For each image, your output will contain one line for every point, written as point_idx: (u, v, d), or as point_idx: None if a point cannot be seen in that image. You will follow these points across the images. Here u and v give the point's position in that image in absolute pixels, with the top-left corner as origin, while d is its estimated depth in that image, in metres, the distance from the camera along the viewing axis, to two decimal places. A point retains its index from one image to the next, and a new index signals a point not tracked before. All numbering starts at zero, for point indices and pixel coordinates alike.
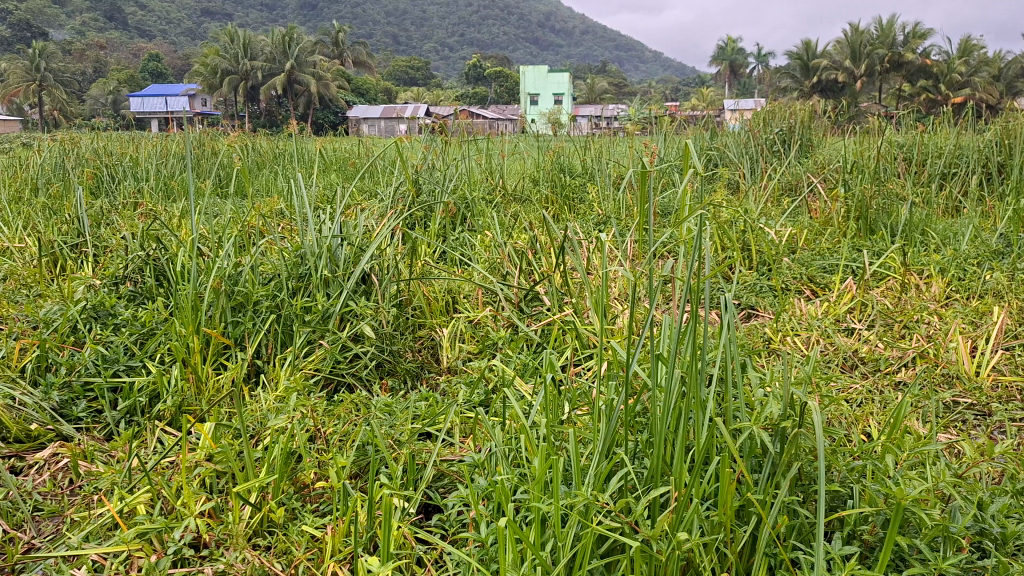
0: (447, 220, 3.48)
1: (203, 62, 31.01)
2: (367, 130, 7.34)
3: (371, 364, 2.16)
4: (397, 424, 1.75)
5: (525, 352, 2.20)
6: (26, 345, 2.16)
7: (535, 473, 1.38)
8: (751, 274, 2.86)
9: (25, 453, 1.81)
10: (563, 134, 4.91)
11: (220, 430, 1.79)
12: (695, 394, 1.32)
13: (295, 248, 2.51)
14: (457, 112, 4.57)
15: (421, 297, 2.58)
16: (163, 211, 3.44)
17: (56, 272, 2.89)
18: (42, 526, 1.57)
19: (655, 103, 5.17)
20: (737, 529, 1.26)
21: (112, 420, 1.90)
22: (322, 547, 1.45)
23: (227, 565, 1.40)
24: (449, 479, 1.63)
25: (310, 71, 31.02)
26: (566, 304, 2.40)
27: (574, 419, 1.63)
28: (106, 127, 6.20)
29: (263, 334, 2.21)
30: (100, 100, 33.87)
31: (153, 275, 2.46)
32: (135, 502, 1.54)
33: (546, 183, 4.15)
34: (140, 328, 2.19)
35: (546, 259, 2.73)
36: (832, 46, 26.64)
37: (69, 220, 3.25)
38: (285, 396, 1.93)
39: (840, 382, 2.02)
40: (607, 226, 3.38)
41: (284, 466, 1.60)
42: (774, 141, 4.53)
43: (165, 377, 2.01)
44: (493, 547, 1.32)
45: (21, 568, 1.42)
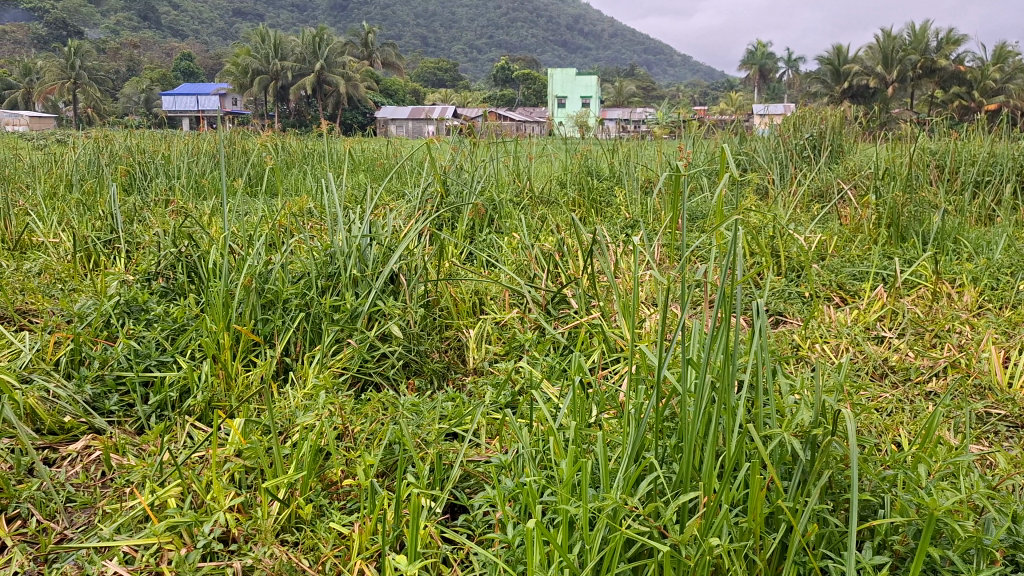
0: (475, 221, 3.50)
1: (234, 62, 31.34)
2: (395, 130, 7.39)
3: (397, 363, 2.17)
4: (424, 424, 1.76)
5: (551, 354, 2.21)
6: (60, 338, 2.19)
7: (563, 475, 1.38)
8: (780, 280, 2.84)
9: (59, 444, 1.84)
10: (591, 137, 4.91)
11: (249, 426, 1.81)
12: (725, 399, 1.31)
13: (325, 248, 2.53)
14: (486, 113, 4.58)
15: (448, 298, 2.59)
16: (195, 208, 3.48)
17: (90, 267, 2.94)
18: (75, 517, 1.60)
19: (683, 107, 5.15)
20: (766, 536, 1.26)
21: (144, 414, 1.93)
22: (349, 545, 1.46)
23: (255, 560, 1.41)
24: (476, 479, 1.63)
25: (339, 72, 31.21)
26: (593, 307, 2.40)
27: (601, 423, 1.63)
28: (139, 125, 6.30)
29: (292, 332, 2.23)
30: (132, 99, 34.25)
31: (185, 271, 2.49)
32: (166, 496, 1.56)
33: (573, 185, 4.15)
34: (172, 324, 2.22)
35: (574, 262, 2.73)
36: (864, 53, 26.37)
37: (103, 216, 3.30)
38: (314, 393, 1.94)
39: (870, 391, 2.00)
40: (635, 230, 3.38)
41: (312, 462, 1.62)
42: (804, 146, 4.49)
43: (196, 373, 2.03)
44: (519, 549, 1.33)
45: (54, 558, 1.45)
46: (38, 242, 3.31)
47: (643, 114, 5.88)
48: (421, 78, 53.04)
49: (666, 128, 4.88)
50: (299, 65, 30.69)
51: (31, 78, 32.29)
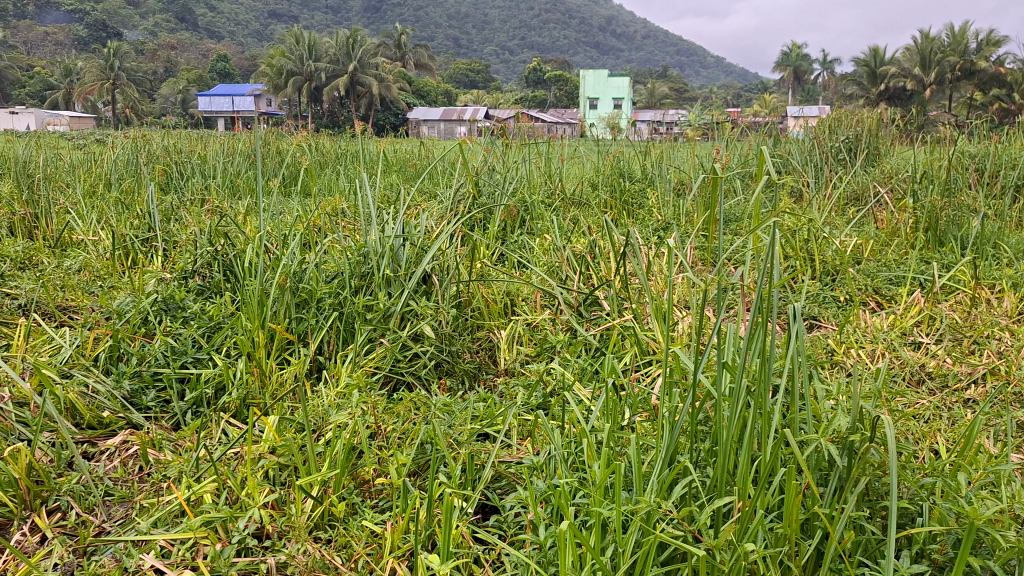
0: (507, 223, 3.50)
1: (269, 64, 31.69)
2: (426, 130, 7.41)
3: (429, 363, 2.18)
4: (455, 424, 1.76)
5: (583, 356, 2.20)
6: (99, 335, 2.23)
7: (596, 477, 1.38)
8: (814, 284, 2.82)
9: (98, 439, 1.87)
10: (623, 139, 4.90)
11: (283, 423, 1.83)
12: (761, 404, 1.30)
13: (359, 248, 2.55)
14: (518, 115, 4.59)
15: (480, 298, 2.59)
16: (230, 208, 3.52)
17: (127, 265, 2.98)
18: (113, 510, 1.62)
19: (716, 109, 5.12)
20: (801, 543, 1.24)
21: (180, 410, 1.96)
22: (381, 543, 1.47)
23: (289, 556, 1.43)
24: (507, 480, 1.63)
25: (372, 73, 31.41)
26: (626, 309, 2.40)
27: (633, 426, 1.63)
28: (177, 125, 6.40)
29: (325, 331, 2.25)
30: (169, 100, 34.76)
31: (221, 270, 2.53)
32: (202, 491, 1.58)
33: (605, 187, 4.14)
34: (208, 322, 2.25)
35: (606, 264, 2.73)
36: (901, 54, 26.00)
37: (142, 216, 3.36)
38: (347, 392, 1.96)
39: (906, 397, 1.97)
40: (667, 232, 3.36)
41: (345, 460, 1.63)
42: (840, 149, 4.44)
43: (231, 370, 2.06)
44: (551, 551, 1.33)
45: (93, 551, 1.47)
46: (78, 240, 3.37)
47: (675, 115, 5.85)
48: (452, 80, 53.23)
49: (699, 130, 4.86)
50: (333, 66, 30.94)
51: (71, 78, 32.88)
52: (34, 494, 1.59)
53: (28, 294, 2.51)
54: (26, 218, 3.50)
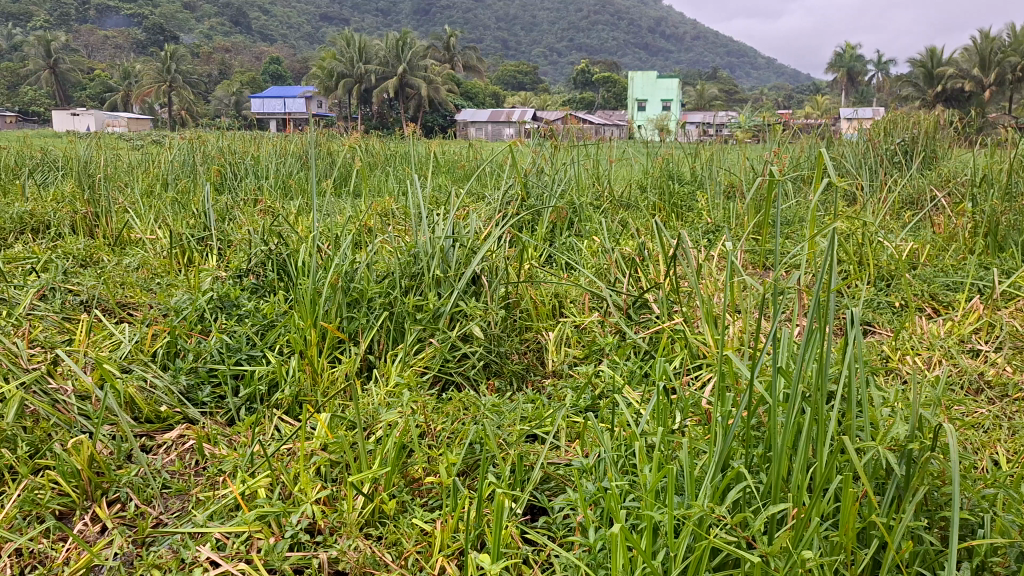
0: (556, 224, 3.50)
1: (320, 67, 32.14)
2: (475, 131, 7.45)
3: (478, 364, 2.19)
4: (504, 425, 1.77)
5: (632, 359, 2.19)
6: (157, 331, 2.29)
7: (647, 481, 1.38)
8: (868, 290, 2.76)
9: (155, 432, 1.91)
10: (672, 141, 4.87)
11: (335, 421, 1.85)
12: (818, 410, 1.28)
13: (409, 248, 2.57)
14: (567, 116, 4.59)
15: (529, 300, 2.60)
16: (283, 208, 3.58)
17: (183, 264, 3.04)
18: (170, 502, 1.66)
19: (768, 110, 5.05)
20: (857, 551, 1.22)
21: (234, 406, 2.00)
22: (431, 541, 1.48)
23: (340, 552, 1.44)
24: (556, 482, 1.63)
25: (421, 75, 31.63)
26: (675, 312, 2.38)
27: (684, 430, 1.62)
28: (232, 126, 6.53)
29: (376, 330, 2.27)
30: (223, 102, 35.45)
31: (275, 269, 2.58)
32: (256, 486, 1.61)
33: (654, 189, 4.11)
34: (262, 320, 2.29)
35: (655, 267, 2.71)
36: (959, 55, 25.36)
37: (197, 215, 3.44)
38: (397, 391, 1.97)
39: (965, 406, 1.92)
40: (717, 235, 3.33)
41: (396, 459, 1.65)
42: (895, 151, 4.36)
43: (284, 367, 2.09)
44: (601, 553, 1.32)
45: (151, 541, 1.51)
46: (136, 238, 3.45)
47: (725, 117, 5.79)
48: (500, 82, 53.38)
49: (749, 132, 4.81)
50: (383, 68, 31.23)
51: (130, 80, 33.70)
52: (95, 485, 1.64)
53: (89, 291, 2.57)
54: (87, 217, 3.59)
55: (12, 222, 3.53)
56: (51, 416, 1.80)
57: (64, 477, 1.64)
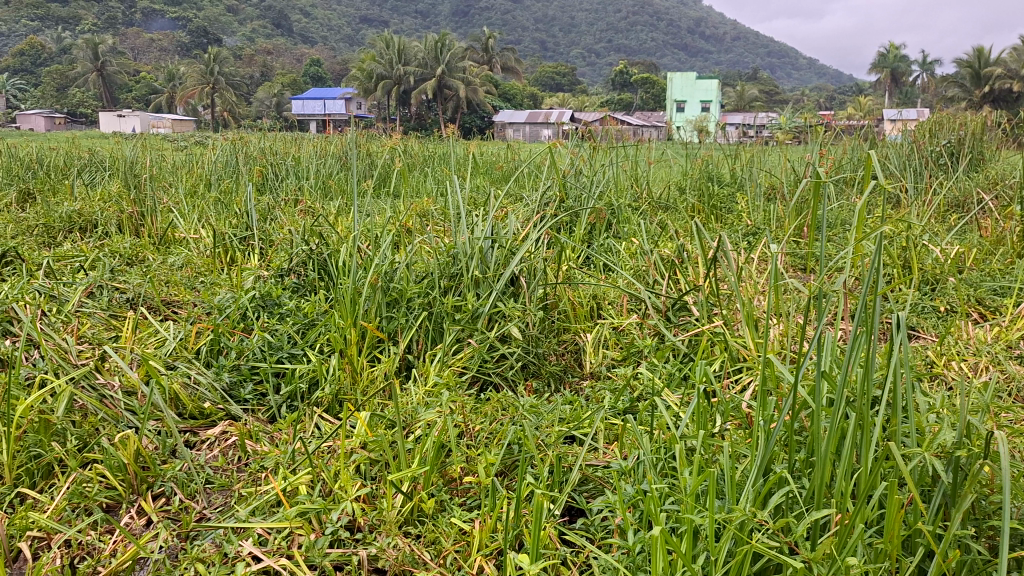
0: (595, 225, 3.49)
1: (359, 69, 32.40)
2: (513, 131, 7.47)
3: (517, 364, 2.19)
4: (543, 426, 1.77)
5: (671, 361, 2.17)
6: (201, 329, 2.33)
7: (687, 484, 1.37)
8: (912, 293, 2.72)
9: (198, 428, 1.95)
10: (711, 142, 4.84)
11: (375, 420, 1.87)
12: (863, 415, 1.27)
13: (448, 248, 2.59)
14: (606, 117, 4.58)
15: (567, 301, 2.60)
16: (323, 208, 3.62)
17: (226, 263, 3.08)
18: (213, 498, 1.69)
19: (810, 111, 4.99)
20: (902, 559, 1.21)
21: (275, 403, 2.02)
22: (469, 541, 1.48)
23: (379, 549, 1.45)
24: (595, 484, 1.62)
25: (459, 76, 31.74)
26: (715, 315, 2.36)
27: (724, 434, 1.61)
28: (272, 126, 6.61)
29: (415, 330, 2.29)
30: (264, 104, 35.92)
31: (316, 269, 2.61)
32: (297, 483, 1.63)
33: (693, 191, 4.09)
34: (303, 319, 2.32)
35: (694, 269, 2.70)
36: (1008, 55, 24.81)
37: (239, 215, 3.49)
38: (435, 391, 1.99)
39: (1014, 413, 1.88)
40: (758, 237, 3.30)
41: (435, 458, 1.65)
42: (941, 153, 4.28)
43: (325, 366, 2.12)
44: (640, 556, 1.32)
45: (195, 535, 1.54)
46: (180, 237, 3.50)
47: (765, 118, 5.72)
48: (538, 83, 53.38)
49: (790, 133, 4.75)
50: (421, 70, 31.39)
51: (174, 83, 34.29)
52: (141, 479, 1.67)
53: (135, 288, 2.62)
54: (133, 216, 3.65)
55: (61, 221, 3.60)
56: (99, 411, 1.84)
57: (111, 471, 1.67)
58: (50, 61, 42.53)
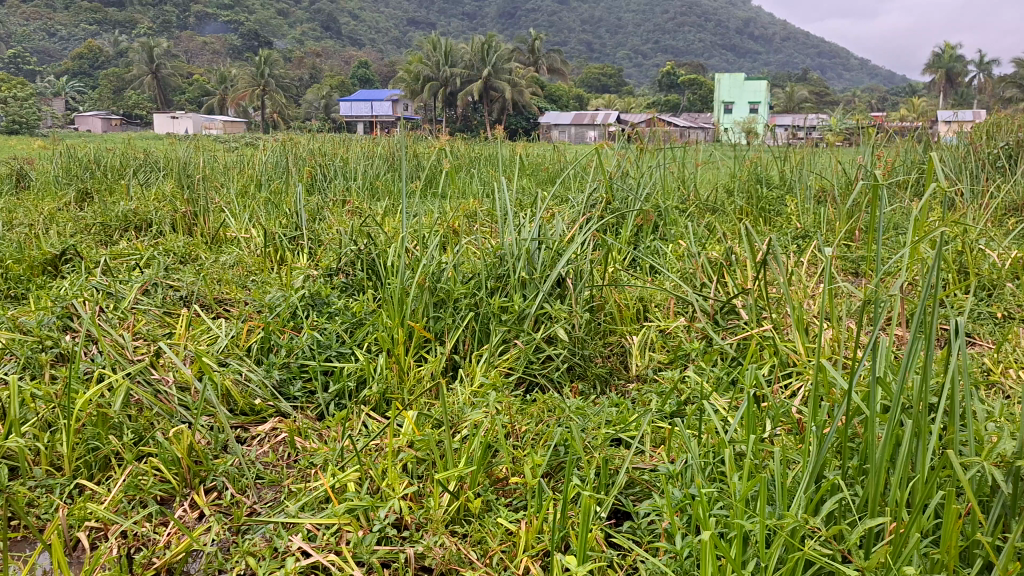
0: (641, 227, 3.47)
1: (407, 70, 32.65)
2: (558, 135, 7.47)
3: (563, 366, 2.19)
4: (589, 429, 1.76)
5: (719, 365, 2.15)
6: (253, 327, 2.37)
7: (737, 489, 1.36)
8: (969, 299, 2.65)
9: (250, 425, 1.98)
10: (761, 144, 4.78)
11: (422, 419, 1.88)
12: (919, 422, 1.24)
13: (495, 249, 2.60)
14: (653, 118, 4.55)
15: (613, 303, 2.58)
16: (370, 208, 3.66)
17: (276, 262, 3.13)
18: (263, 493, 1.72)
19: (862, 112, 4.91)
20: (960, 570, 1.18)
21: (324, 401, 2.05)
22: (515, 542, 1.49)
23: (426, 547, 1.46)
24: (641, 487, 1.62)
25: (505, 77, 31.79)
26: (765, 319, 2.32)
27: (775, 439, 1.59)
28: (322, 127, 6.69)
29: (461, 331, 2.30)
30: (313, 105, 36.37)
31: (365, 268, 2.64)
32: (346, 480, 1.65)
33: (741, 194, 4.04)
34: (352, 318, 2.35)
35: (743, 272, 2.67)
36: None
37: (289, 215, 3.54)
38: (482, 391, 1.99)
39: None
40: (808, 241, 3.25)
41: (482, 458, 1.66)
42: (998, 155, 4.17)
43: (373, 365, 2.14)
44: (688, 561, 1.31)
45: (246, 529, 1.56)
46: (232, 237, 3.56)
47: (816, 119, 5.64)
48: (583, 85, 53.25)
49: (841, 135, 4.67)
50: (467, 71, 31.52)
51: (225, 85, 34.93)
52: (194, 473, 1.71)
53: (188, 287, 2.67)
54: (187, 216, 3.72)
55: (117, 220, 3.69)
56: (154, 406, 1.88)
57: (166, 465, 1.71)
58: (107, 64, 43.58)
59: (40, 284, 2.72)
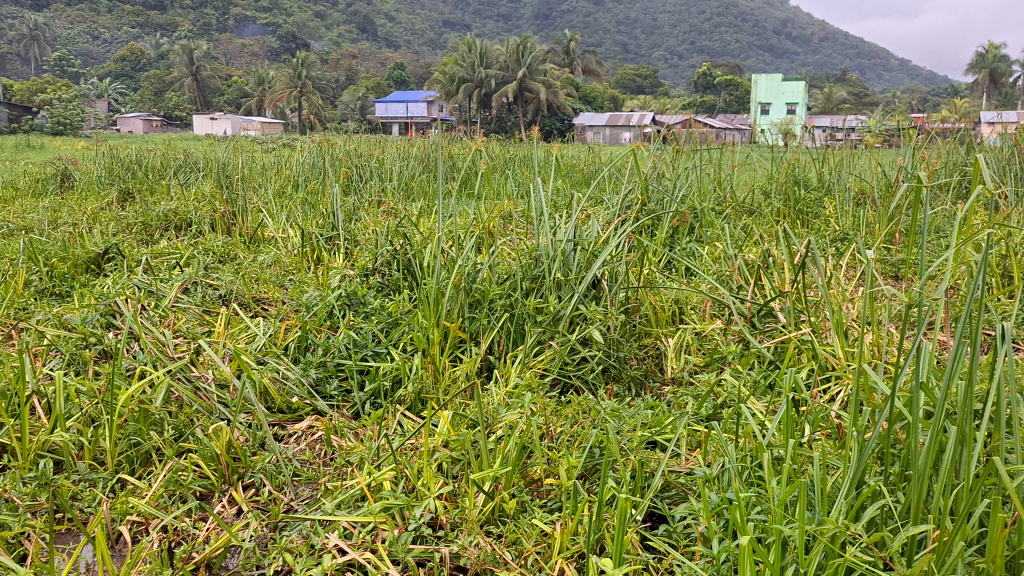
0: (677, 229, 3.44)
1: (442, 72, 32.79)
2: (591, 135, 7.44)
3: (597, 368, 2.18)
4: (624, 431, 1.76)
5: (756, 369, 2.13)
6: (290, 325, 2.39)
7: (776, 494, 1.34)
8: (1014, 304, 2.59)
9: (287, 422, 2.00)
10: (798, 145, 4.73)
11: (457, 419, 1.89)
12: (964, 428, 1.21)
13: (531, 250, 2.60)
14: (689, 119, 4.52)
15: (648, 305, 2.57)
16: (406, 209, 3.68)
17: (313, 262, 3.15)
18: (300, 490, 1.73)
19: (902, 113, 4.83)
20: None
21: (360, 400, 2.06)
22: (550, 543, 1.48)
23: (461, 547, 1.47)
24: (677, 490, 1.60)
25: (540, 79, 31.77)
26: (803, 322, 2.29)
27: (813, 444, 1.57)
28: (358, 128, 6.74)
29: (496, 331, 2.30)
30: (349, 107, 36.62)
31: (401, 269, 2.65)
32: (382, 478, 1.66)
33: (778, 197, 4.00)
34: (387, 318, 2.36)
35: (780, 274, 2.64)
36: None
37: (326, 215, 3.57)
38: (517, 392, 2.00)
39: None
40: (847, 244, 3.20)
41: (517, 459, 1.66)
42: None
43: (408, 364, 2.15)
44: (725, 565, 1.30)
45: (283, 526, 1.58)
46: (269, 236, 3.60)
47: (856, 121, 5.55)
48: (618, 86, 53.06)
49: (880, 136, 4.61)
50: (502, 72, 31.54)
51: (263, 86, 35.37)
52: (232, 470, 1.74)
53: (227, 286, 2.71)
54: (225, 216, 3.76)
55: (157, 220, 3.75)
56: (193, 403, 1.91)
57: (205, 461, 1.74)
58: (148, 66, 44.32)
59: (83, 283, 2.77)
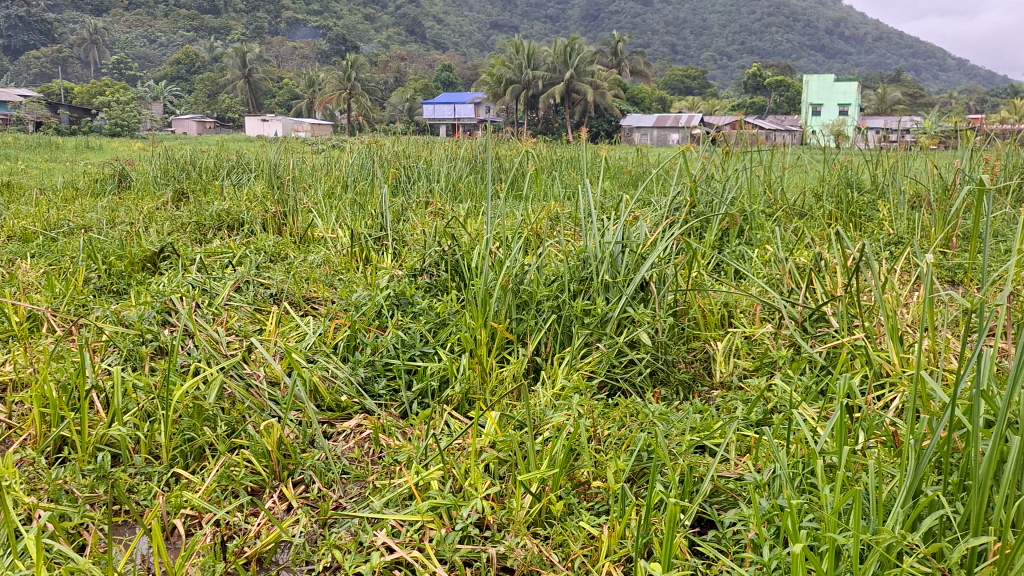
0: (726, 231, 3.40)
1: (489, 74, 32.88)
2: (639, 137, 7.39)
3: (645, 371, 2.17)
4: (673, 435, 1.74)
5: (808, 374, 2.10)
6: (340, 324, 2.42)
7: (830, 501, 1.32)
8: None
9: (335, 420, 2.03)
10: (851, 147, 4.64)
11: (505, 420, 1.89)
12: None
13: (579, 252, 2.59)
14: (738, 121, 4.46)
15: (697, 308, 2.54)
16: (453, 210, 3.70)
17: (362, 262, 3.18)
18: (348, 487, 1.75)
19: (960, 114, 4.71)
20: None
21: (407, 399, 2.08)
22: (597, 546, 1.48)
23: (508, 548, 1.47)
24: (726, 496, 1.59)
25: (587, 80, 31.68)
26: (856, 327, 2.25)
27: (868, 452, 1.53)
28: (407, 129, 6.78)
29: (544, 333, 2.30)
30: (397, 109, 36.91)
31: (448, 270, 2.66)
32: (429, 478, 1.67)
33: (830, 199, 3.92)
34: (435, 318, 2.37)
35: (832, 278, 2.59)
36: None
37: (374, 216, 3.60)
38: (564, 394, 1.99)
39: None
40: (901, 248, 3.13)
41: (564, 461, 1.66)
42: None
43: (455, 365, 2.16)
44: (777, 572, 1.28)
45: (332, 523, 1.60)
46: (319, 236, 3.64)
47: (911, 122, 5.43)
48: (665, 87, 52.65)
49: (937, 138, 4.49)
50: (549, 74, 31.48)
51: (313, 88, 35.83)
52: (283, 466, 1.76)
53: (278, 285, 2.75)
54: (276, 216, 3.82)
55: (210, 220, 3.82)
56: (246, 400, 1.94)
57: (256, 457, 1.77)
58: (201, 69, 45.20)
59: (139, 280, 2.84)
